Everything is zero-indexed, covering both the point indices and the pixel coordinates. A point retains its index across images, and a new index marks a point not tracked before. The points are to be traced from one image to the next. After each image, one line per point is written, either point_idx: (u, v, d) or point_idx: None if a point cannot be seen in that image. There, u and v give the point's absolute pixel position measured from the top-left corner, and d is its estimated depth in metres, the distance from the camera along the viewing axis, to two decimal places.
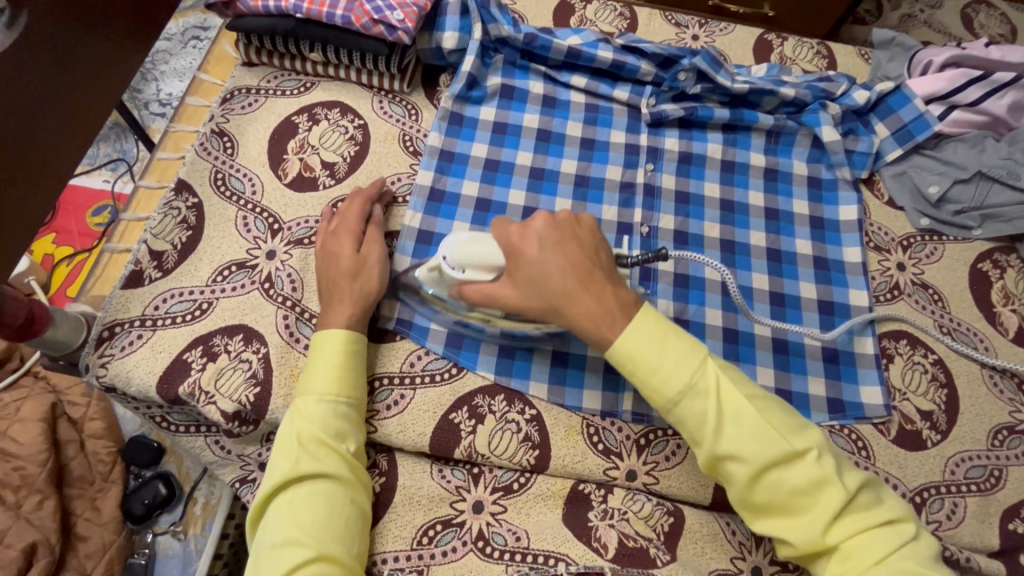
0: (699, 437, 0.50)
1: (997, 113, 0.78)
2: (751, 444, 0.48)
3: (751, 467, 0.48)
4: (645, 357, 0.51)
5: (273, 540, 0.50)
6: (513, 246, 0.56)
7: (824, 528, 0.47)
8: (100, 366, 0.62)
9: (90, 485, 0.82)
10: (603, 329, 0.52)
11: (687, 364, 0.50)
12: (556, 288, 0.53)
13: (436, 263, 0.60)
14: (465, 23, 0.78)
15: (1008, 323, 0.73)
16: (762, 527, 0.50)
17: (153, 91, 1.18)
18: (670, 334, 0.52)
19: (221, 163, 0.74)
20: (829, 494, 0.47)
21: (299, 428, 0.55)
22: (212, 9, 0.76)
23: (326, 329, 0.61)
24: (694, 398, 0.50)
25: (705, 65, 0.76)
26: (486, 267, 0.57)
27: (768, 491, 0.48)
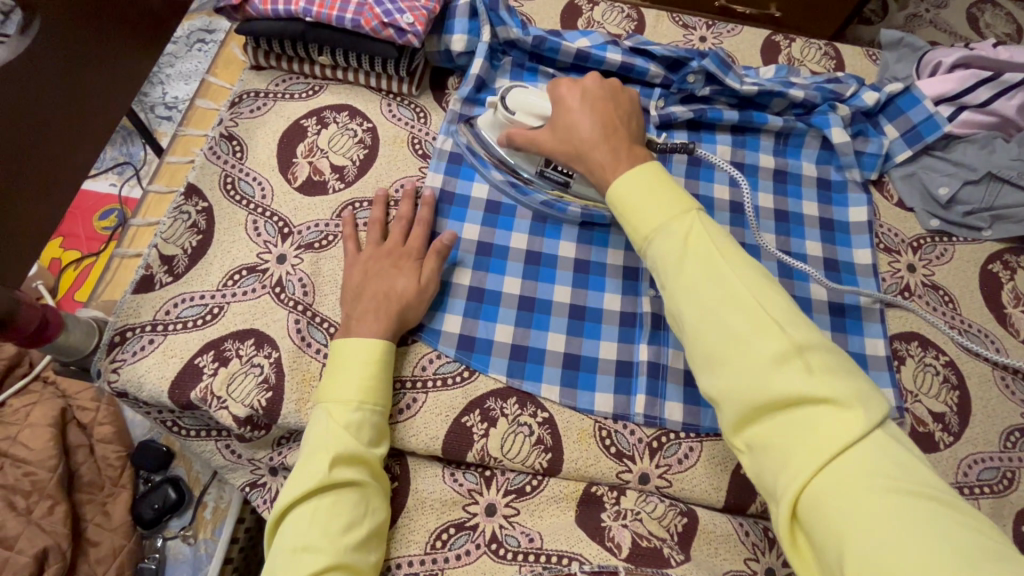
0: (662, 272, 0.51)
1: (1007, 113, 0.78)
2: (710, 283, 0.48)
3: (703, 303, 0.48)
4: (629, 197, 0.55)
5: (293, 544, 0.50)
6: (560, 95, 0.66)
7: (769, 379, 0.43)
8: (112, 371, 0.62)
9: (100, 490, 0.82)
10: (607, 173, 0.59)
11: (665, 210, 0.53)
12: (583, 136, 0.62)
13: (497, 100, 0.70)
14: (474, 25, 0.79)
15: (1019, 324, 0.73)
16: (706, 380, 0.47)
17: (160, 94, 1.18)
18: (653, 186, 0.55)
19: (231, 167, 0.74)
20: (778, 341, 0.44)
21: (331, 436, 0.54)
22: (221, 12, 0.76)
23: (367, 338, 0.60)
24: (666, 235, 0.52)
25: (714, 67, 0.76)
26: (533, 114, 0.67)
27: (715, 332, 0.46)
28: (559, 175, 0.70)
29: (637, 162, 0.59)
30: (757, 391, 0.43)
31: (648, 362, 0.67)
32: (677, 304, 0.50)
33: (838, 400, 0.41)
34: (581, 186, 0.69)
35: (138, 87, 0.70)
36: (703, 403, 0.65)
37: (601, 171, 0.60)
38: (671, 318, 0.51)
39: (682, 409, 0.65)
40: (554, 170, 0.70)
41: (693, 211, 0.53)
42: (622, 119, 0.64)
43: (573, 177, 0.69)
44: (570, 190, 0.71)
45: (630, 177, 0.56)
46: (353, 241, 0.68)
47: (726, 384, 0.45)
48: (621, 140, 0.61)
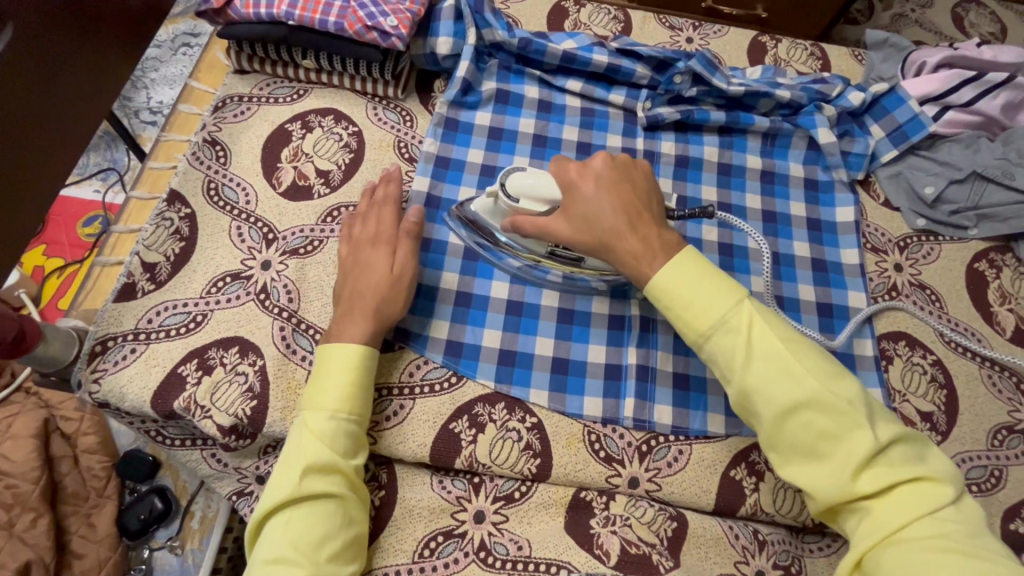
0: (727, 369, 0.51)
1: (990, 113, 0.78)
2: (784, 382, 0.49)
3: (780, 405, 0.48)
4: (685, 292, 0.53)
5: (265, 556, 0.50)
6: (571, 181, 0.60)
7: (851, 475, 0.46)
8: (93, 382, 0.61)
9: (85, 501, 0.81)
10: (643, 266, 0.55)
11: (721, 302, 0.52)
12: (606, 225, 0.57)
13: (496, 187, 0.63)
14: (459, 27, 0.78)
15: (1005, 323, 0.74)
16: (787, 473, 0.49)
17: (144, 99, 1.17)
18: (706, 273, 0.53)
19: (214, 172, 0.73)
20: (859, 437, 0.46)
21: (305, 447, 0.54)
22: (203, 16, 0.75)
23: (343, 342, 0.59)
24: (727, 332, 0.51)
25: (700, 67, 0.76)
26: (542, 200, 0.61)
27: (794, 430, 0.48)
28: (570, 254, 0.66)
29: (670, 248, 0.56)
30: (841, 489, 0.46)
31: (637, 364, 0.66)
32: (749, 401, 0.50)
33: (912, 478, 0.46)
34: (594, 263, 0.66)
35: (107, 90, 0.70)
36: (692, 405, 0.65)
37: (632, 263, 0.56)
38: (740, 408, 0.52)
39: (671, 412, 0.65)
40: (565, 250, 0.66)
41: (750, 300, 0.52)
42: (643, 202, 0.59)
43: (585, 257, 0.66)
44: (581, 266, 0.67)
45: (674, 267, 0.54)
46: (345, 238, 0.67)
47: (809, 478, 0.48)
48: (649, 225, 0.57)
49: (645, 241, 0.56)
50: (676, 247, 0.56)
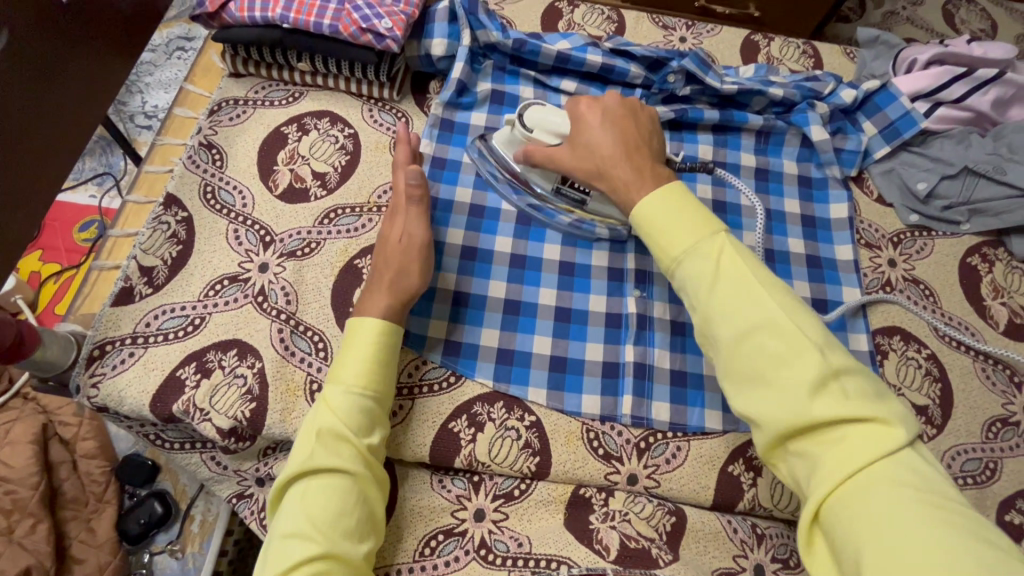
0: (693, 293, 0.50)
1: (981, 109, 0.79)
2: (746, 306, 0.47)
3: (739, 328, 0.46)
4: (657, 220, 0.53)
5: (281, 531, 0.50)
6: (580, 113, 0.63)
7: (805, 402, 0.42)
8: (91, 386, 0.61)
9: (84, 506, 0.80)
10: (632, 193, 0.57)
11: (694, 229, 0.52)
12: (604, 154, 0.60)
13: (514, 117, 0.68)
14: (453, 29, 0.78)
15: (998, 316, 0.74)
16: (739, 403, 0.46)
17: (139, 103, 1.17)
18: (684, 206, 0.53)
19: (211, 176, 0.73)
20: (816, 366, 0.43)
21: (322, 420, 0.54)
22: (197, 20, 0.75)
23: (361, 319, 0.59)
24: (697, 256, 0.50)
25: (694, 66, 0.76)
26: (552, 132, 0.64)
27: (749, 356, 0.46)
28: (575, 193, 0.68)
29: (660, 182, 0.57)
30: (794, 417, 0.42)
31: (634, 362, 0.67)
32: (710, 325, 0.48)
33: (870, 418, 0.41)
34: (597, 206, 0.68)
35: (108, 94, 0.70)
36: (689, 402, 0.66)
37: (623, 190, 0.58)
38: (701, 338, 0.50)
39: (669, 409, 0.65)
40: (570, 188, 0.68)
41: (723, 232, 0.51)
42: (644, 137, 0.62)
43: (589, 197, 0.68)
44: (586, 208, 0.69)
45: (653, 199, 0.54)
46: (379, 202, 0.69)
47: (761, 405, 0.44)
48: (644, 158, 0.59)
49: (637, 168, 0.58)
50: (663, 182, 0.57)
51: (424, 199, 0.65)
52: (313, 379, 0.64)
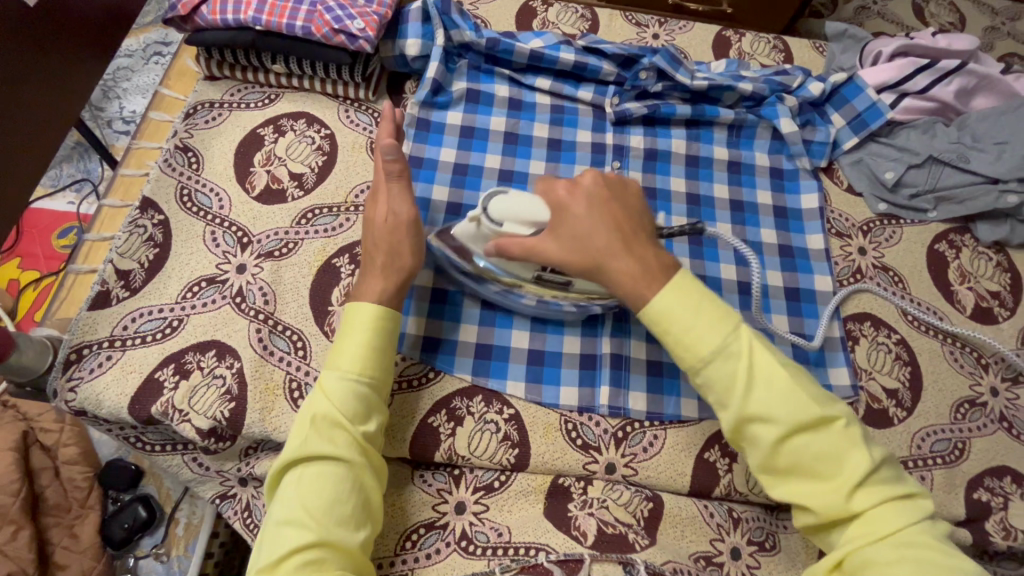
0: (727, 397, 0.50)
1: (945, 99, 0.81)
2: (784, 407, 0.48)
3: (781, 430, 0.48)
4: (680, 317, 0.51)
5: (277, 515, 0.51)
6: (561, 201, 0.56)
7: (847, 498, 0.47)
8: (69, 390, 0.61)
9: (67, 512, 0.80)
10: (641, 287, 0.52)
11: (720, 328, 0.50)
12: (599, 244, 0.54)
13: (477, 210, 0.58)
14: (427, 29, 0.79)
15: (965, 300, 0.76)
16: (779, 493, 0.50)
17: (117, 109, 1.16)
18: (703, 300, 0.51)
19: (187, 178, 0.73)
20: (856, 460, 0.48)
21: (317, 405, 0.55)
22: (170, 24, 0.75)
23: (357, 304, 0.59)
24: (726, 360, 0.50)
25: (665, 63, 0.78)
26: (526, 224, 0.55)
27: (792, 456, 0.48)
28: (559, 279, 0.61)
29: (667, 270, 0.53)
30: (836, 509, 0.47)
31: (611, 353, 0.68)
32: (748, 425, 0.49)
33: (902, 495, 0.48)
34: (584, 285, 0.61)
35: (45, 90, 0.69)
36: (666, 391, 0.67)
37: (630, 283, 0.53)
38: (733, 433, 0.51)
39: (645, 398, 0.67)
40: (552, 273, 0.60)
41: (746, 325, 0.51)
42: (635, 219, 0.56)
43: (573, 279, 0.60)
44: (572, 289, 0.62)
45: (672, 291, 0.52)
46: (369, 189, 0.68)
47: (804, 495, 0.49)
48: (646, 245, 0.54)
49: (642, 261, 0.53)
50: (672, 268, 0.54)
51: (404, 173, 0.62)
52: (293, 379, 0.64)
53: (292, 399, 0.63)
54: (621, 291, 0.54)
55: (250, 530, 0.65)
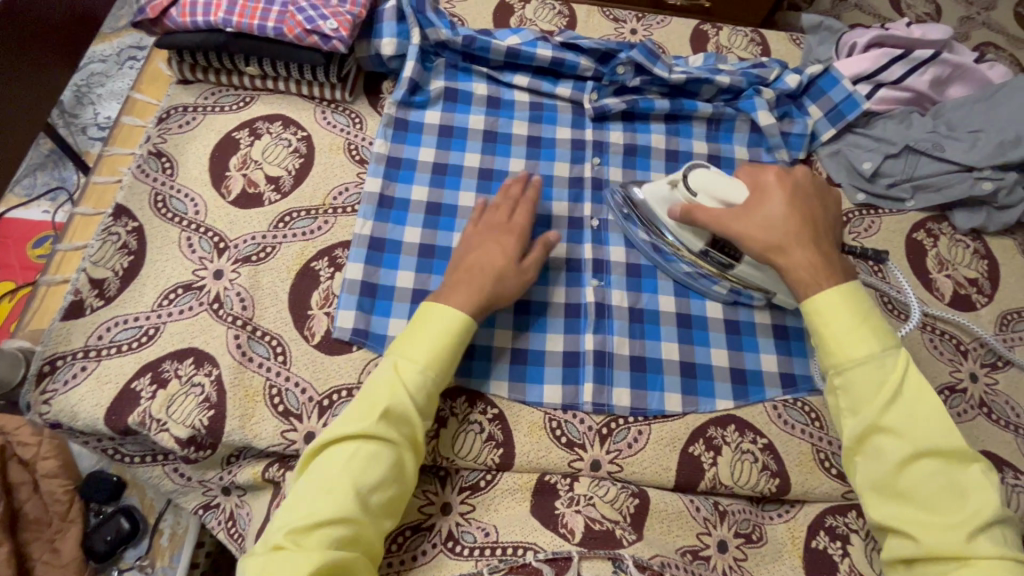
0: (867, 401, 0.54)
1: (919, 89, 0.82)
2: (923, 429, 0.52)
3: (911, 447, 0.52)
4: (836, 324, 0.56)
5: (320, 483, 0.52)
6: (765, 188, 0.64)
7: (965, 535, 0.49)
8: (43, 403, 0.60)
9: (46, 526, 0.79)
10: (817, 278, 0.58)
11: (881, 341, 0.55)
12: (785, 232, 0.60)
13: (678, 176, 0.67)
14: (403, 28, 0.79)
15: (943, 288, 0.77)
16: (882, 512, 0.52)
17: (91, 115, 1.15)
18: (870, 316, 0.57)
19: (161, 185, 0.72)
20: (982, 502, 0.50)
21: (393, 391, 0.56)
22: (140, 27, 0.74)
23: (447, 306, 0.60)
24: (877, 368, 0.54)
25: (642, 57, 0.78)
26: (718, 199, 0.64)
27: (915, 476, 0.51)
28: (724, 258, 0.67)
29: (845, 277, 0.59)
30: (948, 544, 0.49)
31: (593, 350, 0.68)
32: (875, 435, 0.54)
33: (1018, 559, 0.48)
34: (747, 272, 0.67)
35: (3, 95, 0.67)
36: (649, 386, 0.67)
37: (807, 273, 0.59)
38: (854, 444, 0.55)
39: (629, 394, 0.67)
40: (719, 252, 0.67)
41: (905, 350, 0.56)
42: (823, 221, 0.63)
43: (740, 262, 0.66)
44: (730, 272, 0.68)
45: (834, 301, 0.57)
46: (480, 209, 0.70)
47: (912, 521, 0.51)
48: (828, 246, 0.61)
49: (821, 255, 0.60)
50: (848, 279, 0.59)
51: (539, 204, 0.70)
52: (273, 385, 0.63)
53: (273, 405, 0.63)
54: (794, 277, 0.59)
55: (235, 539, 0.64)
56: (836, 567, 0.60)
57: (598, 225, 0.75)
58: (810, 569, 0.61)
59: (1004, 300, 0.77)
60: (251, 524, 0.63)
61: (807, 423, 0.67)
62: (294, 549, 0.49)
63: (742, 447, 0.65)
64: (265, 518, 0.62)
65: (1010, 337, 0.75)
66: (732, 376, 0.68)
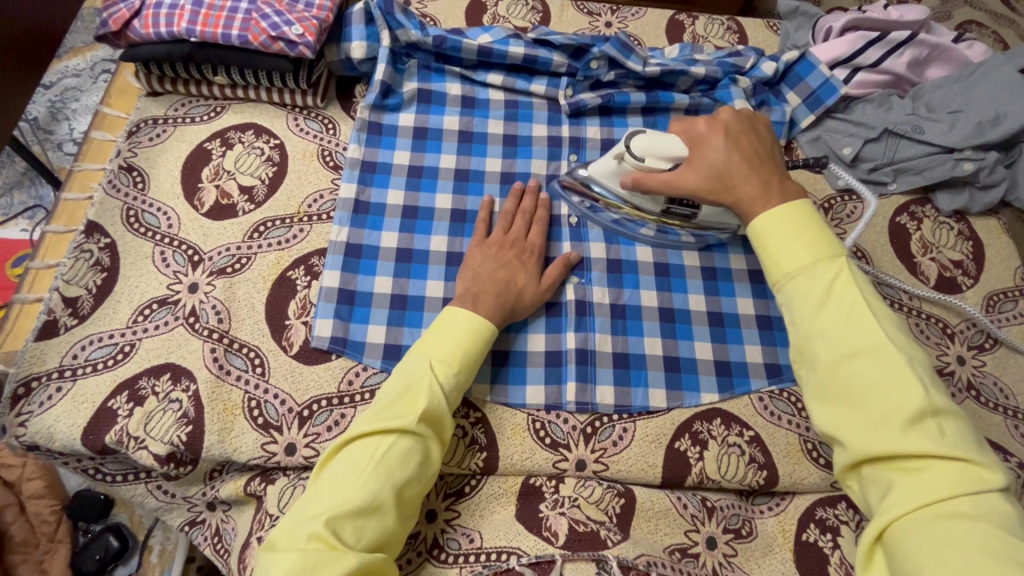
0: (797, 313, 0.51)
1: (897, 71, 0.81)
2: (851, 331, 0.49)
3: (842, 349, 0.48)
4: (772, 237, 0.54)
5: (350, 476, 0.50)
6: (699, 134, 0.63)
7: (895, 434, 0.44)
8: (18, 426, 0.60)
9: (34, 548, 0.82)
10: (758, 208, 0.57)
11: (813, 251, 0.53)
12: (735, 173, 0.59)
13: (620, 148, 0.67)
14: (371, 30, 0.78)
15: (928, 272, 0.76)
16: (822, 420, 0.49)
17: (66, 130, 1.14)
18: (803, 227, 0.54)
19: (133, 199, 0.71)
20: (917, 397, 0.45)
21: (429, 386, 0.55)
22: (104, 41, 0.73)
23: (476, 313, 0.61)
24: (812, 277, 0.52)
25: (615, 50, 0.77)
26: (665, 157, 0.63)
27: (850, 379, 0.47)
28: (686, 208, 0.69)
29: (787, 198, 0.57)
30: (883, 446, 0.44)
31: (575, 349, 0.67)
32: (809, 343, 0.50)
33: (962, 459, 0.42)
34: (710, 215, 0.69)
35: None
36: (633, 382, 0.67)
37: (748, 205, 0.58)
38: (796, 355, 0.52)
39: (613, 392, 0.66)
40: (680, 205, 0.69)
41: (844, 259, 0.52)
42: (765, 151, 0.62)
43: (701, 210, 0.68)
44: (696, 219, 0.70)
45: (774, 213, 0.55)
46: (483, 224, 0.70)
47: (846, 424, 0.47)
48: (768, 174, 0.60)
49: (762, 184, 0.58)
50: (789, 199, 0.57)
51: (542, 217, 0.71)
52: (252, 397, 0.63)
53: (252, 418, 0.62)
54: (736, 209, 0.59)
55: (221, 555, 0.64)
56: (827, 561, 0.60)
57: (576, 221, 0.74)
58: (800, 562, 0.60)
59: (989, 281, 0.76)
60: (236, 538, 0.62)
61: (795, 413, 0.67)
62: (332, 543, 0.46)
63: (729, 441, 0.65)
64: (248, 532, 0.61)
65: (997, 317, 0.74)
66: (717, 369, 0.68)
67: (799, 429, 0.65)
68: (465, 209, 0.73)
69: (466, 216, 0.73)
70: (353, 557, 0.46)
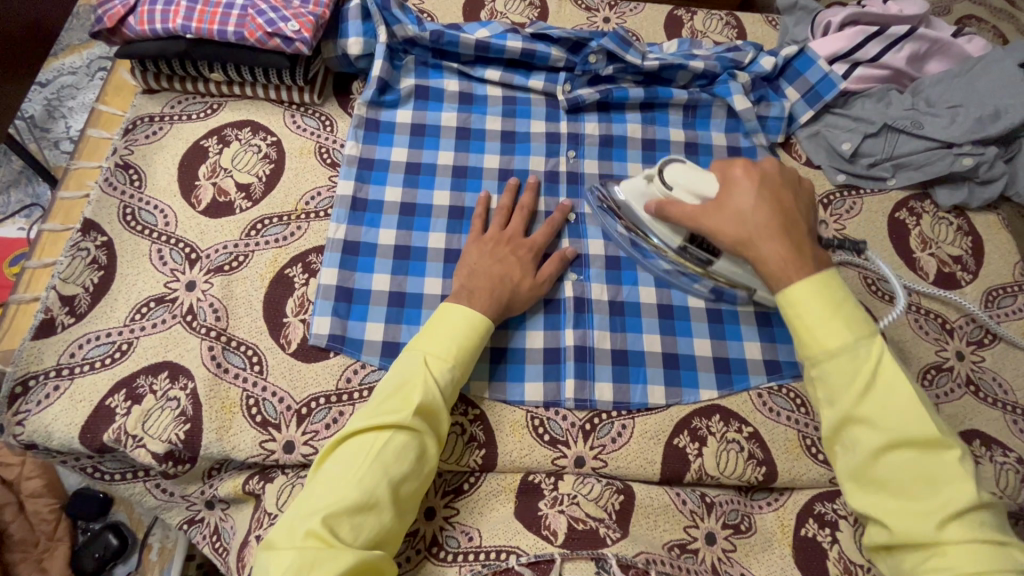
0: (837, 393, 0.50)
1: (897, 66, 0.81)
2: (893, 419, 0.48)
3: (883, 438, 0.48)
4: (813, 312, 0.52)
5: (347, 473, 0.50)
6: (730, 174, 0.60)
7: (934, 527, 0.45)
8: (16, 424, 0.60)
9: (33, 546, 0.83)
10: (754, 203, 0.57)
11: (854, 328, 0.51)
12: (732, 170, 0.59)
13: (655, 170, 0.65)
14: (368, 27, 0.78)
15: (927, 268, 0.76)
16: (859, 502, 0.49)
17: (63, 129, 1.14)
18: (841, 303, 0.52)
19: (130, 197, 0.71)
20: (958, 493, 0.46)
21: (423, 382, 0.55)
22: (99, 38, 0.73)
23: (472, 309, 0.60)
24: (852, 358, 0.50)
25: (614, 45, 0.77)
26: (693, 193, 0.61)
27: (889, 469, 0.48)
28: (704, 253, 0.65)
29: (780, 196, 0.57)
30: (922, 538, 0.45)
31: (573, 346, 0.67)
32: (849, 427, 0.50)
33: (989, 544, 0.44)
34: (727, 268, 0.65)
35: None
36: (632, 379, 0.66)
37: (778, 265, 0.54)
38: (831, 433, 0.51)
39: (611, 389, 0.66)
40: (699, 248, 0.65)
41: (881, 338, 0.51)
42: None
43: (719, 258, 0.64)
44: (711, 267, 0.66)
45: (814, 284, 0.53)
46: (481, 221, 0.70)
47: (885, 510, 0.48)
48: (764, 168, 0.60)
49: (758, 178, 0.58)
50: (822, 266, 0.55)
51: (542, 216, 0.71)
52: (250, 396, 0.63)
53: (251, 416, 0.62)
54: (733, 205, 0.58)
55: (220, 553, 0.64)
56: (825, 555, 0.60)
57: (575, 218, 0.74)
58: (798, 558, 0.60)
59: (989, 277, 0.76)
60: (234, 536, 0.62)
61: (794, 409, 0.66)
62: (328, 542, 0.46)
63: (728, 437, 0.65)
64: (247, 531, 0.61)
65: (997, 312, 0.74)
66: (716, 365, 0.68)
67: (797, 424, 0.65)
68: (462, 206, 0.73)
69: (464, 212, 0.73)
70: (350, 555, 0.46)
